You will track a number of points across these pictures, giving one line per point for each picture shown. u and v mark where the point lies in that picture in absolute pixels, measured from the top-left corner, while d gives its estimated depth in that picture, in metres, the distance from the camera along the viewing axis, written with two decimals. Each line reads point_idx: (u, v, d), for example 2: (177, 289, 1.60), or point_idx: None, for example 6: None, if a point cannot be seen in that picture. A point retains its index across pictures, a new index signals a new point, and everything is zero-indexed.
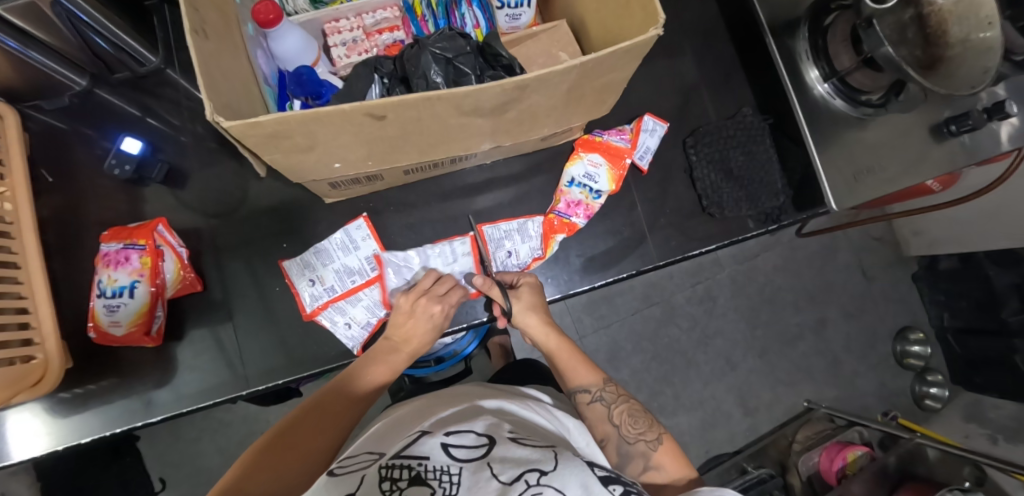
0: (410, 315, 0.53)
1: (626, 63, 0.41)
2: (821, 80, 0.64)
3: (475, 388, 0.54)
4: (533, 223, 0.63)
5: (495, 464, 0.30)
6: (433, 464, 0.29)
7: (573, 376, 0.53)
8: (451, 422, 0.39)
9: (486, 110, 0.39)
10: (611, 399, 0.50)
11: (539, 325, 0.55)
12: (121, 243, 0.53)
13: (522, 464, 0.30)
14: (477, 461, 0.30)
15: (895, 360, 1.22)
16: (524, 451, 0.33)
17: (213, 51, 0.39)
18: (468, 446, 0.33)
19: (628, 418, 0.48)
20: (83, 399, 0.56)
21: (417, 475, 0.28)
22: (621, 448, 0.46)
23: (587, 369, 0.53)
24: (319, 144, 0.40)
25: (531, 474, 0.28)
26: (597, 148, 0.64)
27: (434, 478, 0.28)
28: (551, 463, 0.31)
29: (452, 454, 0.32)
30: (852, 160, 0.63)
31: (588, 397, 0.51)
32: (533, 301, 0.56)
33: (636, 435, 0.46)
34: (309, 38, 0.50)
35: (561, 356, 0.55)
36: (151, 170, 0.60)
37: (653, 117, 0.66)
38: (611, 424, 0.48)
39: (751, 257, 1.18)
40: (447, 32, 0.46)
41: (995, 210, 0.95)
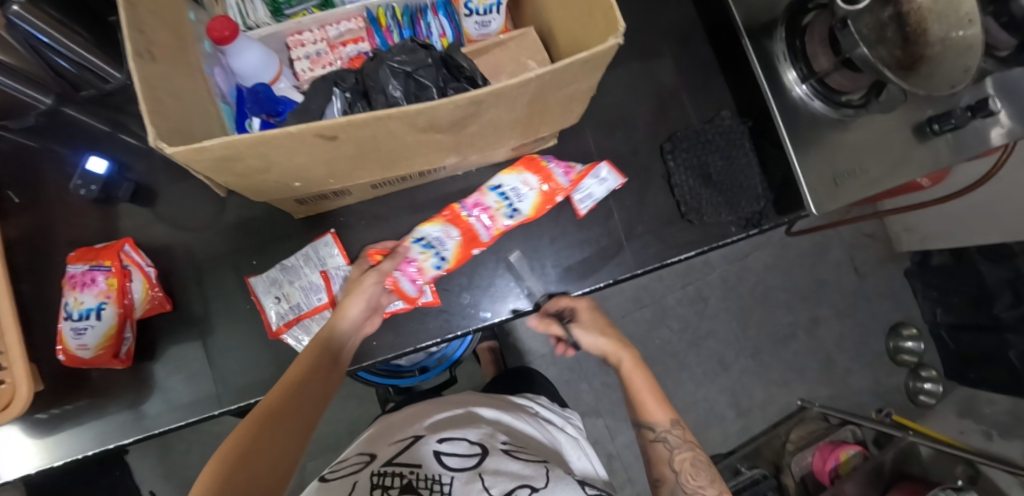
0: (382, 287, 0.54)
1: (589, 73, 0.40)
2: (799, 82, 0.63)
3: (464, 396, 0.54)
4: (448, 231, 0.60)
5: (487, 477, 0.32)
6: (425, 473, 0.32)
7: (641, 408, 0.52)
8: (445, 427, 0.41)
9: (442, 126, 0.38)
10: (675, 443, 0.49)
11: (609, 346, 0.56)
12: (88, 265, 0.53)
13: (516, 479, 0.32)
14: (469, 470, 0.33)
15: (890, 357, 1.21)
16: (517, 464, 0.35)
17: (161, 74, 0.38)
18: (461, 455, 0.36)
19: (689, 468, 0.47)
20: (56, 422, 0.55)
21: (408, 483, 0.31)
22: (676, 495, 0.46)
23: (658, 404, 0.51)
24: (276, 165, 0.39)
25: (523, 489, 0.31)
26: (536, 169, 0.61)
27: (425, 487, 0.30)
28: (542, 478, 0.33)
29: (444, 462, 0.34)
30: (834, 161, 0.62)
31: (652, 434, 0.50)
32: (593, 322, 0.58)
33: (696, 488, 0.45)
34: (269, 54, 0.49)
35: (632, 383, 0.54)
36: (118, 189, 0.59)
37: (609, 166, 0.63)
38: (670, 469, 0.47)
39: (741, 257, 1.17)
40: (408, 45, 0.46)
41: (985, 205, 0.94)
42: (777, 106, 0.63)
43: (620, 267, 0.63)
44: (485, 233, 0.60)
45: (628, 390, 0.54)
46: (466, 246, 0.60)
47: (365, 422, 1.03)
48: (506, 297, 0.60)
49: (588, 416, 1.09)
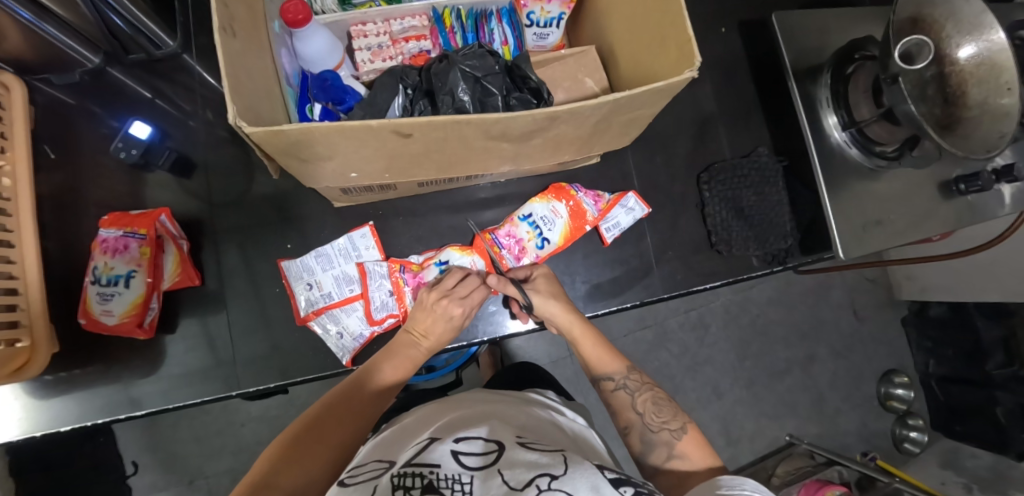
0: (430, 313, 0.53)
1: (653, 101, 0.41)
2: (839, 128, 0.64)
3: (482, 394, 0.54)
4: (474, 261, 0.60)
5: (507, 471, 0.30)
6: (444, 473, 0.30)
7: (597, 362, 0.53)
8: (458, 429, 0.39)
9: (512, 137, 0.38)
10: (635, 387, 0.50)
11: (562, 311, 0.54)
12: (121, 230, 0.52)
13: (534, 468, 0.30)
14: (487, 466, 0.31)
15: (880, 402, 1.22)
16: (535, 455, 0.33)
17: (239, 50, 0.38)
18: (478, 453, 0.34)
19: (652, 407, 0.48)
20: (65, 385, 0.54)
21: (428, 484, 0.28)
22: (644, 436, 0.46)
23: (611, 356, 0.53)
24: (339, 154, 0.39)
25: (543, 477, 0.29)
26: (568, 198, 0.61)
27: (446, 486, 0.28)
28: (559, 466, 0.31)
29: (462, 461, 0.32)
30: (863, 211, 0.64)
31: (611, 384, 0.51)
32: (550, 288, 0.55)
33: (660, 424, 0.46)
34: (335, 42, 0.49)
35: (585, 343, 0.54)
36: (158, 157, 0.58)
37: (636, 196, 0.63)
38: (635, 412, 0.48)
39: (746, 288, 1.19)
40: (478, 50, 0.46)
41: (988, 264, 0.97)
42: (815, 146, 0.64)
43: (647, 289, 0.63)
44: (516, 264, 0.61)
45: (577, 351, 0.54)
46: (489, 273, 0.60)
47: None
48: None
49: None
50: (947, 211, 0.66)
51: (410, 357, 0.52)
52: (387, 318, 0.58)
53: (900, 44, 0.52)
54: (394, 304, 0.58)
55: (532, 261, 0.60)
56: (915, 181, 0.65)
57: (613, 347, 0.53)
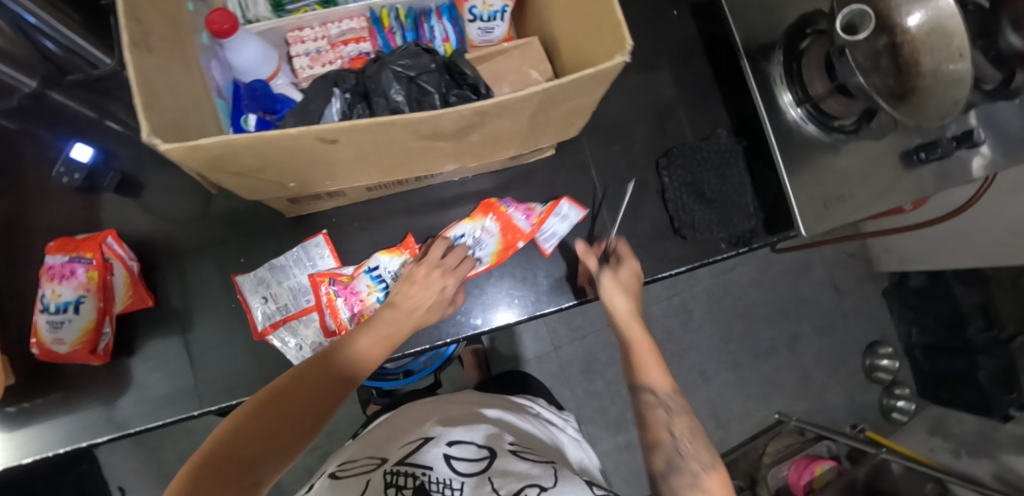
0: (417, 286, 0.52)
1: (592, 87, 0.40)
2: (793, 105, 0.64)
3: (471, 396, 0.54)
4: (406, 263, 0.58)
5: (496, 479, 0.31)
6: (437, 476, 0.32)
7: (642, 373, 0.47)
8: (454, 429, 0.41)
9: (446, 134, 0.37)
10: (675, 408, 0.43)
11: (627, 311, 0.52)
12: (68, 256, 0.51)
13: (523, 478, 0.31)
14: (478, 474, 0.33)
15: (865, 373, 1.23)
16: (528, 465, 0.34)
17: (157, 67, 0.37)
18: (470, 459, 0.35)
19: (687, 434, 0.41)
20: (25, 416, 0.53)
21: (421, 485, 0.31)
22: (670, 459, 0.39)
23: (659, 368, 0.47)
24: (270, 166, 0.38)
25: (531, 487, 0.30)
26: (498, 216, 0.60)
27: (436, 489, 0.30)
28: (549, 478, 0.32)
29: (453, 466, 0.34)
30: (824, 186, 0.64)
31: (652, 398, 0.44)
32: (628, 283, 0.55)
33: (693, 455, 0.39)
34: (268, 51, 0.48)
35: (636, 350, 0.49)
36: (102, 179, 0.58)
37: (570, 202, 0.62)
38: (667, 433, 0.41)
39: (726, 271, 1.19)
40: (412, 49, 0.45)
41: (962, 230, 0.97)
42: (770, 126, 0.64)
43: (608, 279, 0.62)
44: None
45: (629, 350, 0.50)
46: None
47: (344, 424, 1.02)
48: (497, 305, 0.60)
49: None
50: (909, 181, 0.65)
51: (388, 334, 0.47)
52: (345, 327, 0.56)
53: (843, 14, 0.51)
54: (328, 320, 0.56)
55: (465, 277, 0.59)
56: (875, 153, 0.65)
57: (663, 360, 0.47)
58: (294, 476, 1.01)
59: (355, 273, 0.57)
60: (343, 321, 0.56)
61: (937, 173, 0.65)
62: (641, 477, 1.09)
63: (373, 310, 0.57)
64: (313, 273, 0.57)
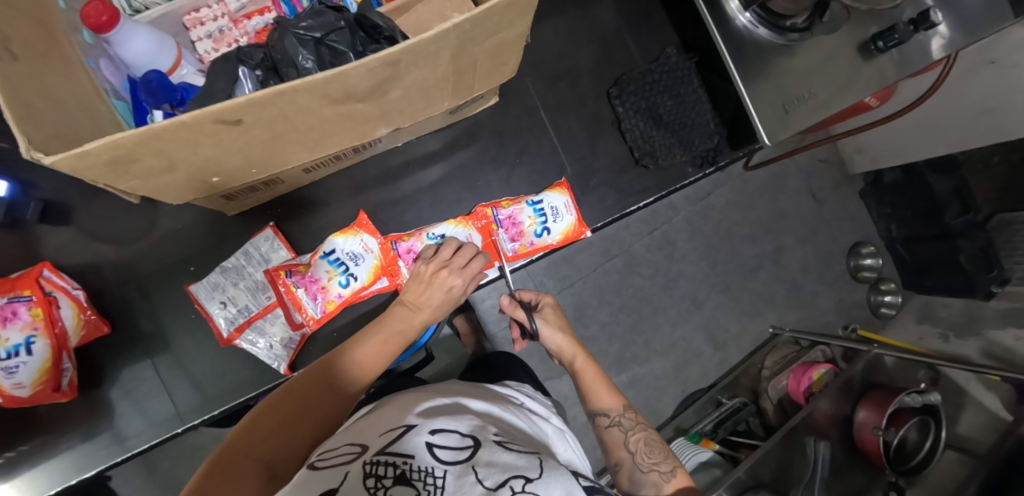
0: (427, 285, 0.46)
1: (516, 20, 0.37)
2: (741, 11, 0.61)
3: (451, 385, 0.45)
4: (364, 241, 0.54)
5: (481, 469, 0.24)
6: (418, 464, 0.25)
7: (592, 397, 0.47)
8: (436, 413, 0.33)
9: (359, 93, 0.35)
10: (630, 425, 0.44)
11: (568, 346, 0.50)
12: (3, 297, 0.47)
13: (510, 469, 0.24)
14: (464, 460, 0.25)
15: (851, 274, 1.25)
16: (512, 455, 0.27)
17: (30, 76, 0.33)
18: (453, 446, 0.27)
19: (642, 449, 0.43)
20: (11, 465, 0.53)
21: (402, 473, 0.23)
22: (633, 476, 0.42)
23: (611, 389, 0.47)
24: (181, 162, 0.35)
25: (518, 479, 0.23)
26: (482, 223, 0.57)
27: (419, 478, 0.23)
28: (535, 468, 0.25)
29: (436, 453, 0.26)
30: (783, 90, 0.62)
31: (606, 420, 0.45)
32: (558, 320, 0.52)
33: (650, 466, 0.42)
34: (161, 38, 0.44)
35: (583, 374, 0.48)
36: (24, 211, 0.54)
37: (570, 232, 0.59)
38: (626, 450, 0.43)
39: (703, 197, 1.16)
40: (315, 8, 0.41)
41: (929, 117, 0.95)
42: (721, 39, 0.61)
43: (574, 228, 0.59)
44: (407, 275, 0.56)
45: (577, 378, 0.48)
46: (383, 261, 0.55)
47: None
48: None
49: None
50: (871, 71, 0.62)
51: (401, 331, 0.42)
52: (311, 317, 0.54)
53: None
54: (292, 313, 0.54)
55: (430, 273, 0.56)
56: (832, 46, 0.61)
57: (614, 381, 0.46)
58: None
59: (313, 260, 0.53)
60: (309, 314, 0.54)
61: (899, 58, 0.61)
62: (647, 411, 1.12)
63: (336, 295, 0.54)
64: (266, 269, 0.53)
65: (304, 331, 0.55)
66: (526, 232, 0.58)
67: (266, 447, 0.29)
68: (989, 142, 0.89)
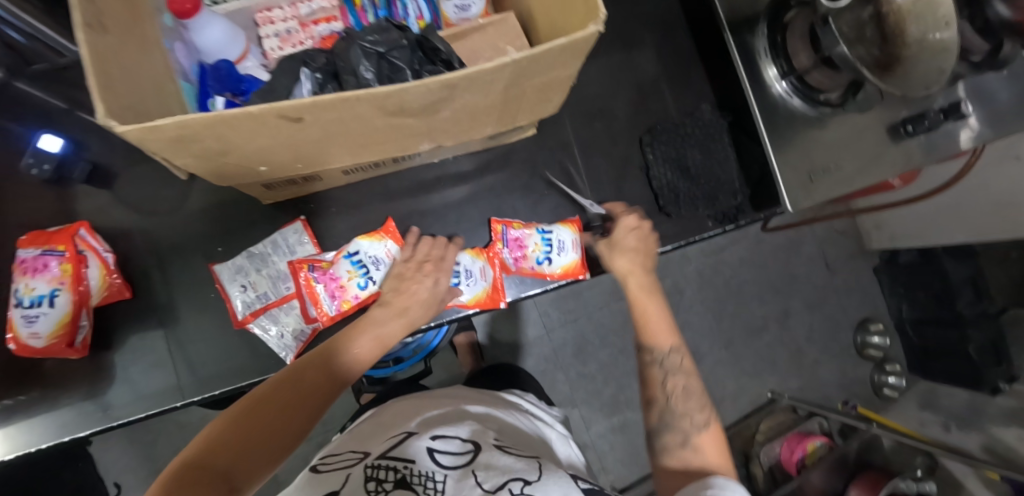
0: (405, 292, 0.51)
1: (568, 62, 0.40)
2: (779, 79, 0.63)
3: (455, 392, 0.54)
4: (388, 248, 0.56)
5: (480, 472, 0.30)
6: (419, 470, 0.32)
7: (644, 331, 0.48)
8: (439, 425, 0.41)
9: (414, 110, 0.37)
10: (673, 368, 0.44)
11: (629, 269, 0.54)
12: (39, 249, 0.50)
13: (508, 473, 0.30)
14: (461, 466, 0.32)
15: (857, 350, 1.24)
16: (511, 459, 0.33)
17: (113, 47, 0.35)
18: (454, 452, 0.35)
19: (680, 393, 0.42)
20: (5, 414, 0.53)
21: (402, 478, 0.30)
22: (663, 416, 0.41)
23: (669, 331, 0.47)
24: (236, 148, 0.37)
25: (515, 481, 0.28)
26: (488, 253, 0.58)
27: (421, 484, 0.30)
28: (534, 471, 0.30)
29: (437, 459, 0.33)
30: (811, 159, 0.63)
31: (650, 356, 0.46)
32: (640, 247, 0.57)
33: (684, 410, 0.41)
34: (234, 29, 0.47)
35: (640, 306, 0.51)
36: (72, 170, 0.56)
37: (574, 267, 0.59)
38: (661, 391, 0.43)
39: (717, 251, 1.17)
40: (381, 24, 0.44)
41: (954, 203, 0.96)
42: (756, 99, 0.63)
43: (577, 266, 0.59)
44: None
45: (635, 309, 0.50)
46: None
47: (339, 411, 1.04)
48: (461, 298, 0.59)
49: (563, 407, 1.07)
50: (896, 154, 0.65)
51: (379, 335, 0.46)
52: (324, 314, 0.55)
53: None
54: (307, 307, 0.55)
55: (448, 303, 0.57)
56: (863, 123, 0.64)
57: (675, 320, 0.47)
58: None
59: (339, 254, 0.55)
60: (323, 310, 0.55)
61: (926, 143, 0.64)
62: (634, 458, 1.10)
63: (353, 296, 0.55)
64: (290, 261, 0.54)
65: (315, 326, 0.56)
66: (530, 256, 0.59)
67: (230, 463, 0.28)
68: (1009, 236, 0.89)
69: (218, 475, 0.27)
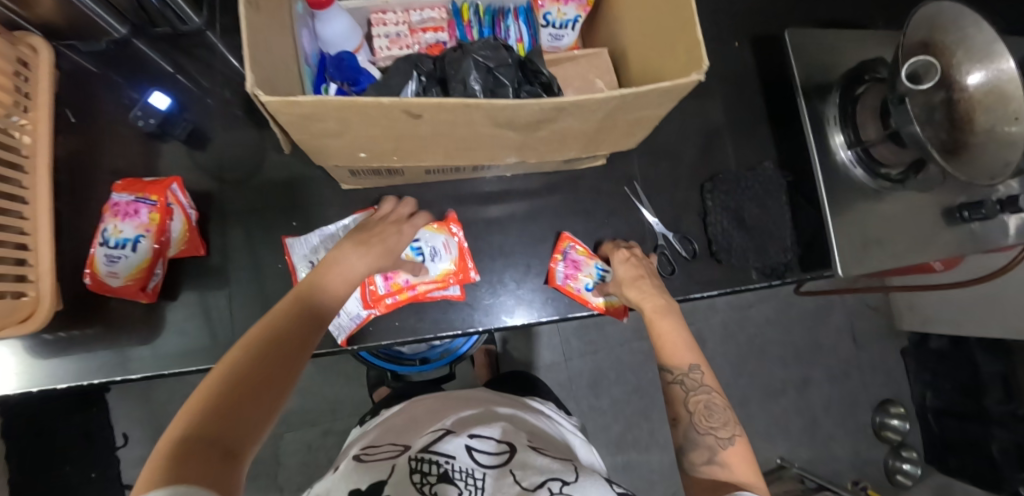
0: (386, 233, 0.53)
1: (663, 102, 0.42)
2: (845, 147, 0.65)
3: (482, 394, 0.58)
4: (446, 242, 0.60)
5: (518, 472, 0.36)
6: (459, 465, 0.37)
7: (666, 354, 0.52)
8: (472, 423, 0.45)
9: (520, 124, 0.39)
10: (692, 386, 0.48)
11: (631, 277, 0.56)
12: (133, 195, 0.53)
13: (547, 473, 0.36)
14: (501, 466, 0.37)
15: (873, 430, 1.20)
16: (546, 460, 0.39)
17: (261, 25, 0.38)
18: (490, 452, 0.39)
19: (703, 409, 0.47)
20: (65, 344, 0.56)
21: (445, 473, 0.35)
22: (688, 434, 0.46)
23: (686, 349, 0.51)
24: (349, 132, 0.39)
25: (554, 481, 0.35)
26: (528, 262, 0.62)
27: (461, 479, 0.35)
28: (569, 473, 0.37)
29: (476, 457, 0.38)
30: (865, 229, 0.65)
31: (670, 376, 0.50)
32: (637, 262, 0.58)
33: (708, 429, 0.45)
34: (354, 26, 0.50)
35: (655, 322, 0.54)
36: (174, 128, 0.59)
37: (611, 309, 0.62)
38: (685, 410, 0.47)
39: (744, 306, 1.17)
40: (492, 42, 0.47)
41: (994, 296, 0.94)
42: (821, 161, 0.65)
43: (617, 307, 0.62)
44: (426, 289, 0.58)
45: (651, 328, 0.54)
46: (457, 266, 0.59)
47: (350, 402, 1.05)
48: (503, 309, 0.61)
49: None
50: (945, 239, 0.66)
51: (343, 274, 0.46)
52: (378, 299, 0.57)
53: (907, 64, 0.52)
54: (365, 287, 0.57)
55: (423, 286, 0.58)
56: (918, 203, 0.66)
57: (692, 341, 0.51)
58: (294, 446, 1.04)
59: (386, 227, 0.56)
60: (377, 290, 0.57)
61: (976, 234, 0.67)
62: None
63: (406, 282, 0.58)
64: None
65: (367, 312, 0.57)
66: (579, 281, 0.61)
67: (235, 424, 0.27)
68: None
69: (217, 448, 0.25)
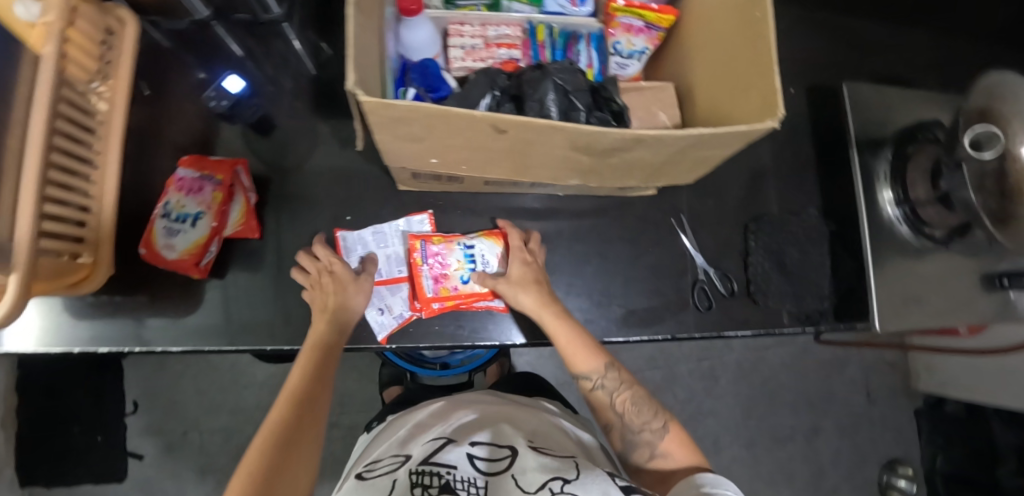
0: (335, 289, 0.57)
1: (735, 143, 0.42)
2: (892, 204, 0.67)
3: (486, 395, 0.58)
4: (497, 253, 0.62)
5: (519, 476, 0.36)
6: (461, 475, 0.36)
7: (574, 360, 0.53)
8: (471, 430, 0.45)
9: (597, 149, 0.40)
10: (613, 387, 0.52)
11: (536, 303, 0.55)
12: (200, 173, 0.56)
13: (550, 473, 0.36)
14: (501, 472, 0.37)
15: (878, 488, 1.18)
16: (546, 458, 0.39)
17: (361, 25, 0.39)
18: (489, 457, 0.39)
19: (630, 407, 0.51)
20: (112, 307, 0.57)
21: (447, 484, 0.35)
22: (625, 436, 0.51)
23: (592, 354, 0.53)
24: (431, 137, 0.40)
25: (556, 481, 0.35)
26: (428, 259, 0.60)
27: (464, 488, 0.35)
28: (571, 471, 0.37)
29: (475, 464, 0.38)
30: (904, 287, 0.65)
31: (590, 383, 0.53)
32: (523, 274, 0.58)
33: (641, 425, 0.50)
34: (435, 35, 0.53)
35: (566, 343, 0.53)
36: (243, 111, 0.60)
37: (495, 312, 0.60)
38: (614, 412, 0.52)
39: (761, 348, 1.17)
40: (571, 67, 0.49)
41: (1015, 368, 0.93)
42: (866, 217, 0.66)
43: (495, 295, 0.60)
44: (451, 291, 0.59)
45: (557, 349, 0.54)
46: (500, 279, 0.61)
47: (360, 397, 1.05)
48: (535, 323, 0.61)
49: None
50: (982, 305, 0.66)
51: (319, 348, 0.52)
52: (424, 296, 0.58)
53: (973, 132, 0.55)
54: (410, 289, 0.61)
55: (450, 290, 0.59)
56: (959, 267, 0.67)
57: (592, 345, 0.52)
58: None
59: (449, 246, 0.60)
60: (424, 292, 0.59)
61: (1012, 303, 0.67)
62: None
63: (453, 286, 0.59)
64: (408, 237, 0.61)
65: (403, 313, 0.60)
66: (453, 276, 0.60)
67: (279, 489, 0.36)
68: None
69: None
